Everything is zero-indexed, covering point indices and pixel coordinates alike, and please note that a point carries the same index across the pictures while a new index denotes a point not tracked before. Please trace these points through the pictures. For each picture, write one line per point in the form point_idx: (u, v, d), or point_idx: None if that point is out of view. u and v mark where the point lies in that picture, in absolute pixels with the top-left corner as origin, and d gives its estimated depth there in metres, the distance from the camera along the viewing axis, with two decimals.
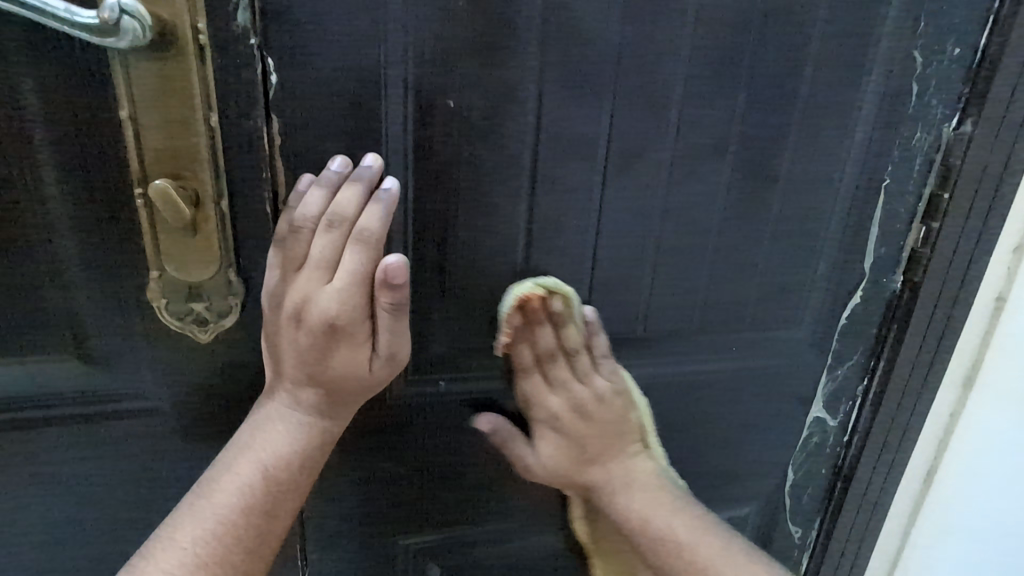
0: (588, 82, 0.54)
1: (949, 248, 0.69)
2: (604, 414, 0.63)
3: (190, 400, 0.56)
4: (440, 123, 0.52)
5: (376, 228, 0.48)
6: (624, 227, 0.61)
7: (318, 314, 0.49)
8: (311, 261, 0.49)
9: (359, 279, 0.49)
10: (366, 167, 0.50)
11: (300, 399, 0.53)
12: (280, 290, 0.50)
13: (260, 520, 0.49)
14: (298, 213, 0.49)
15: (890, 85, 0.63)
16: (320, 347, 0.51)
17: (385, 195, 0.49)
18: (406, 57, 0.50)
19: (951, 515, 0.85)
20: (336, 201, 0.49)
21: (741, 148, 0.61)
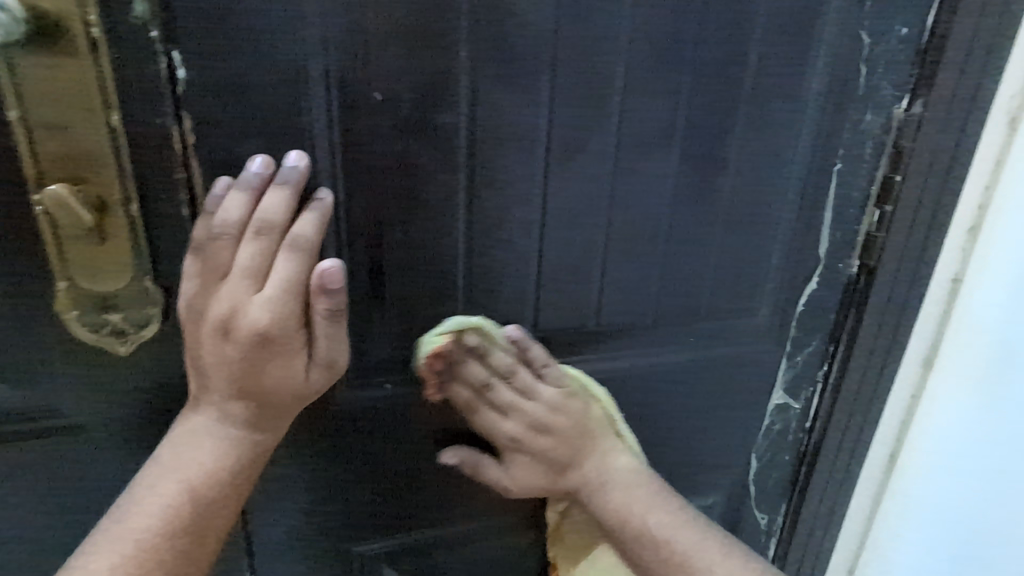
0: (524, 71, 0.52)
1: (903, 231, 0.69)
2: (566, 421, 0.63)
3: (121, 413, 0.54)
4: (368, 118, 0.50)
5: (310, 235, 0.49)
6: (570, 220, 0.59)
7: (248, 325, 0.49)
8: (235, 271, 0.48)
9: (292, 287, 0.49)
10: (290, 166, 0.49)
11: (230, 412, 0.52)
12: (202, 301, 0.49)
13: (186, 540, 0.50)
14: (219, 218, 0.47)
15: (839, 67, 0.61)
16: (251, 360, 0.50)
17: (320, 204, 0.50)
18: (326, 48, 0.47)
19: (914, 501, 0.84)
20: (262, 207, 0.47)
21: (689, 136, 0.60)
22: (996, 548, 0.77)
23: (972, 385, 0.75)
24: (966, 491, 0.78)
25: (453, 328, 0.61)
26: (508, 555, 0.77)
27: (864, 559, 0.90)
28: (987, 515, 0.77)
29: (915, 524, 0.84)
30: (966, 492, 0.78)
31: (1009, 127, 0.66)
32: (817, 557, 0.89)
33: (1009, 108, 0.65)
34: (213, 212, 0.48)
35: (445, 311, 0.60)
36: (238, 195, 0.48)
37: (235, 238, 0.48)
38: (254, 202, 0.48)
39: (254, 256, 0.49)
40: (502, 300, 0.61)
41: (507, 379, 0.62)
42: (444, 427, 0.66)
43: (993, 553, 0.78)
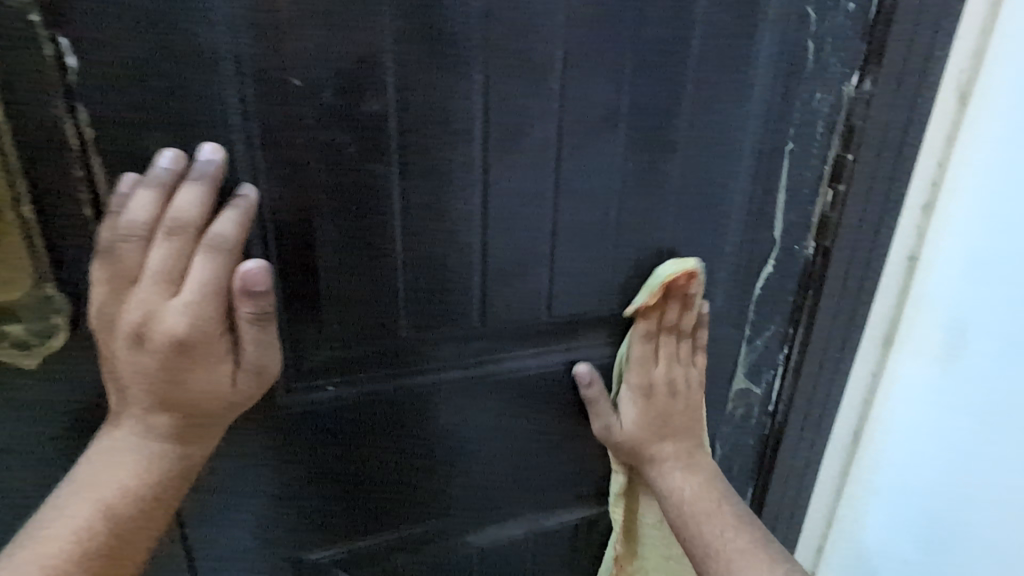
0: (453, 54, 0.49)
1: (858, 211, 0.67)
2: (683, 397, 0.67)
3: (63, 413, 0.54)
4: (286, 106, 0.47)
5: (230, 234, 0.46)
6: (513, 212, 0.57)
7: (165, 332, 0.46)
8: (148, 274, 0.46)
9: (211, 290, 0.46)
10: (203, 160, 0.46)
11: (154, 424, 0.50)
12: (114, 308, 0.47)
13: (104, 560, 0.48)
14: (125, 217, 0.45)
15: (785, 44, 0.59)
16: (171, 369, 0.48)
17: (243, 201, 0.48)
18: (234, 34, 0.44)
19: (884, 487, 0.82)
20: (174, 205, 0.45)
21: (634, 117, 0.58)
22: (962, 545, 0.74)
23: (930, 366, 0.73)
24: (927, 466, 0.76)
25: (398, 325, 0.59)
26: (473, 550, 0.76)
27: (834, 536, 0.90)
28: (951, 509, 0.74)
29: (884, 512, 0.83)
30: (927, 467, 0.76)
31: (959, 103, 0.65)
32: (785, 540, 0.88)
33: (958, 83, 0.64)
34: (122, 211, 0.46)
35: (388, 307, 0.58)
36: (145, 192, 0.45)
37: (146, 240, 0.46)
38: (165, 200, 0.46)
39: (169, 258, 0.46)
40: (447, 294, 0.59)
41: (686, 339, 0.66)
42: (398, 427, 0.65)
43: (959, 549, 0.74)
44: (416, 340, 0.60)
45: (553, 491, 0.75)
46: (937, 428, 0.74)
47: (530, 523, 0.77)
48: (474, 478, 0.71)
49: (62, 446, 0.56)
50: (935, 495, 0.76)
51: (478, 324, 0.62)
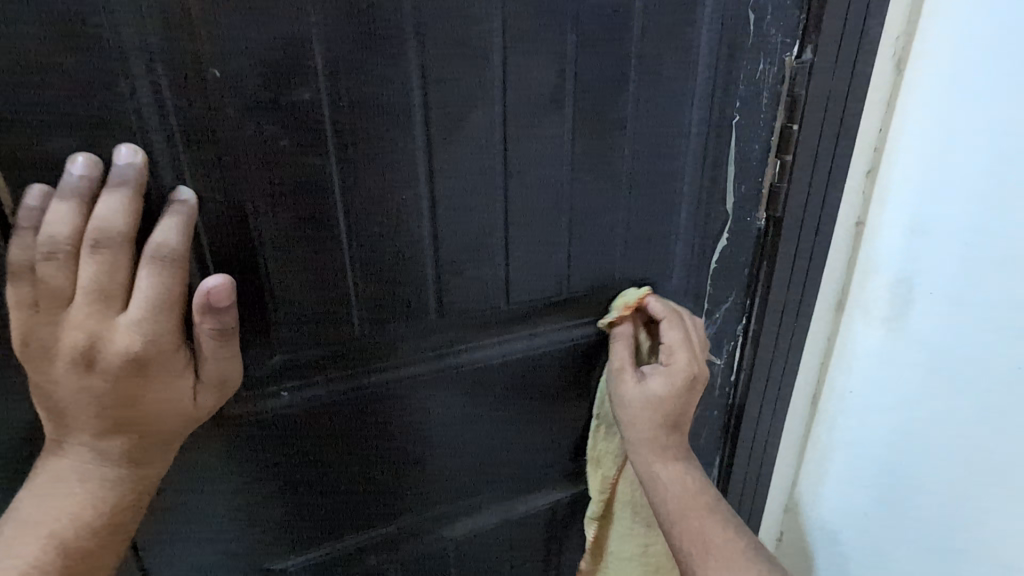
0: (385, 37, 0.47)
1: (805, 180, 0.68)
2: (688, 392, 0.66)
3: None
4: (209, 100, 0.44)
5: (174, 242, 0.44)
6: (462, 199, 0.56)
7: (113, 352, 0.44)
8: (82, 293, 0.43)
9: (159, 303, 0.44)
10: (122, 163, 0.43)
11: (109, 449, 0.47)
12: (46, 332, 0.44)
13: None
14: (44, 232, 0.42)
15: (727, 16, 0.59)
16: (117, 389, 0.45)
17: (181, 206, 0.46)
18: (142, 24, 0.41)
19: (843, 444, 0.85)
20: (100, 216, 0.43)
21: (581, 96, 0.56)
22: (912, 495, 0.78)
23: (879, 328, 0.76)
24: (880, 423, 0.79)
25: (351, 324, 0.57)
26: (449, 542, 0.75)
27: (800, 492, 0.94)
28: (903, 462, 0.78)
29: (843, 468, 0.86)
30: (880, 424, 0.79)
31: (896, 69, 0.66)
32: (752, 502, 0.92)
33: (895, 49, 0.65)
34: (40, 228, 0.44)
35: (340, 305, 0.56)
36: (63, 204, 0.43)
37: (73, 256, 0.43)
38: (85, 210, 0.43)
39: (105, 273, 0.43)
40: (400, 289, 0.57)
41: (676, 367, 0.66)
42: (359, 427, 0.63)
43: (909, 499, 0.78)
44: (375, 334, 0.59)
45: (526, 476, 0.75)
46: (890, 386, 0.77)
47: (505, 509, 0.77)
48: (444, 471, 0.70)
49: None
50: (888, 449, 0.79)
51: (434, 317, 0.60)
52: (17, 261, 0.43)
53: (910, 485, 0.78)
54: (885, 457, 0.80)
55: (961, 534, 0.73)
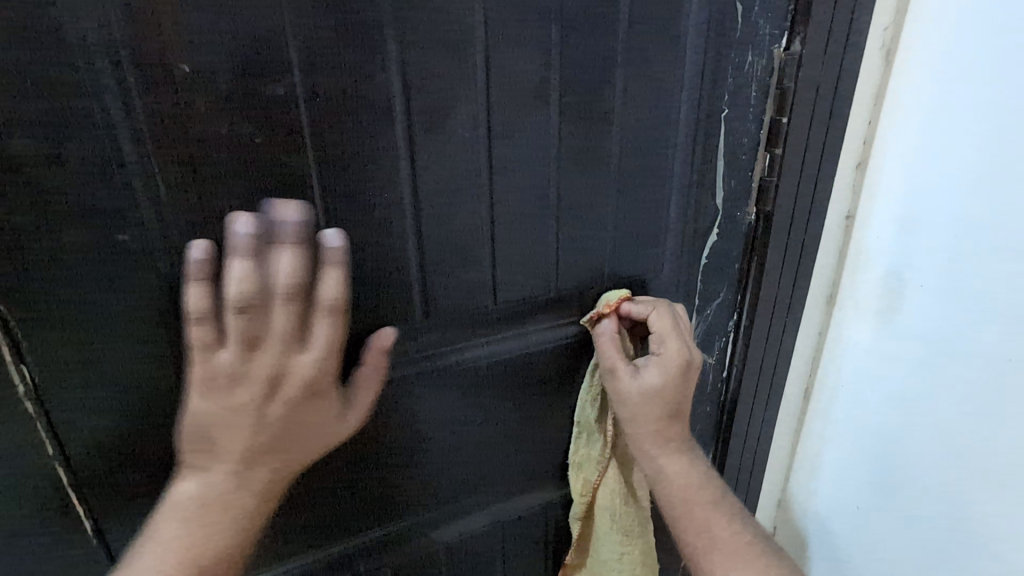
0: (362, 30, 0.45)
1: (794, 174, 0.67)
2: (683, 377, 0.65)
3: None
4: (178, 96, 0.42)
5: (341, 293, 0.47)
6: (447, 197, 0.54)
7: (293, 387, 0.48)
8: (272, 341, 0.46)
9: (336, 346, 0.49)
10: (289, 220, 0.46)
11: (212, 486, 0.49)
12: (230, 376, 0.46)
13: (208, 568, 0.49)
14: (229, 290, 0.43)
15: (714, 8, 0.58)
16: (256, 428, 0.48)
17: (329, 249, 0.47)
18: (104, 16, 0.39)
19: (836, 439, 0.85)
20: (282, 273, 0.45)
21: (566, 91, 0.55)
22: (905, 488, 0.78)
23: (871, 322, 0.75)
24: (874, 418, 0.79)
25: None
26: (440, 546, 0.74)
27: (793, 487, 0.94)
28: (896, 455, 0.77)
29: (836, 462, 0.86)
30: (874, 418, 0.79)
31: (884, 61, 0.65)
32: (746, 498, 0.91)
33: (883, 41, 0.64)
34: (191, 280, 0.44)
35: None
36: (239, 261, 0.43)
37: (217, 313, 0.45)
38: (257, 265, 0.44)
39: (292, 322, 0.46)
40: (384, 289, 0.56)
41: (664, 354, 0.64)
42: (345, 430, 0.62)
43: (902, 492, 0.78)
44: (361, 337, 0.57)
45: (517, 478, 0.74)
46: (882, 380, 0.76)
47: (497, 510, 0.76)
48: (433, 474, 0.69)
49: None
50: (882, 443, 0.79)
51: (421, 317, 0.59)
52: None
53: (904, 479, 0.77)
54: (880, 452, 0.79)
55: (953, 526, 0.73)
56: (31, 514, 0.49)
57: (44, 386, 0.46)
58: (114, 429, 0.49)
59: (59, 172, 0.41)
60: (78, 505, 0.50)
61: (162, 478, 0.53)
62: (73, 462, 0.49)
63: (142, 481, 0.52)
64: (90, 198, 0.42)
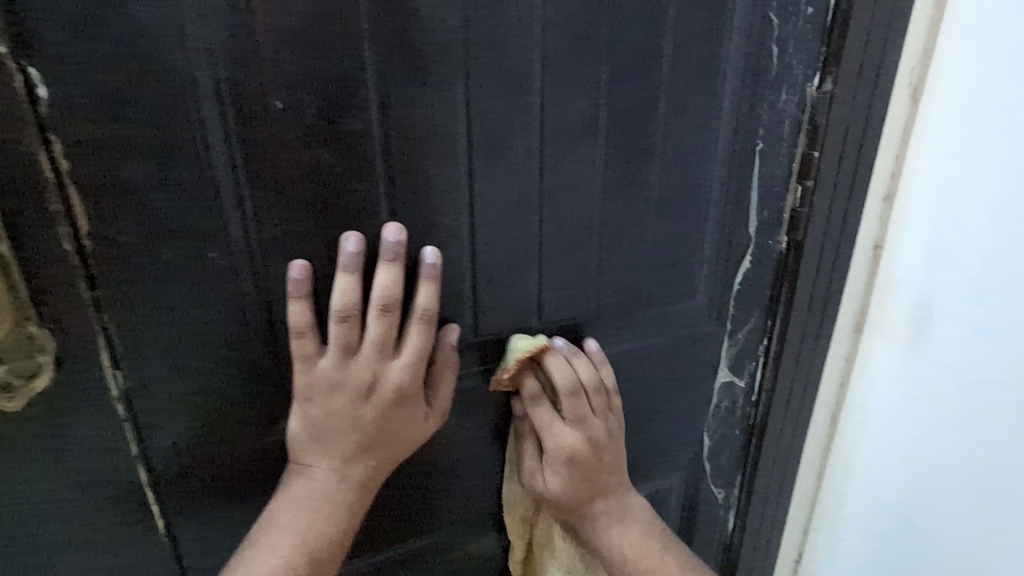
0: (432, 71, 0.50)
1: (826, 206, 0.69)
2: (594, 453, 0.66)
3: (39, 465, 0.49)
4: (269, 128, 0.46)
5: (432, 303, 0.54)
6: (501, 221, 0.58)
7: (388, 389, 0.55)
8: (371, 347, 0.53)
9: (423, 351, 0.55)
10: (387, 239, 0.51)
11: (319, 478, 0.55)
12: (336, 379, 0.53)
13: (329, 539, 0.56)
14: (336, 304, 0.51)
15: (749, 50, 0.62)
16: (357, 424, 0.55)
17: (427, 267, 0.54)
18: (212, 57, 0.43)
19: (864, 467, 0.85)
20: (383, 288, 0.51)
21: (613, 125, 0.59)
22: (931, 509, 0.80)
23: (901, 352, 0.76)
24: (903, 443, 0.80)
25: None
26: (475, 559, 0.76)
27: (818, 519, 0.92)
28: (930, 478, 0.79)
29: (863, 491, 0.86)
30: (903, 443, 0.80)
31: (911, 99, 0.66)
32: (775, 525, 0.91)
33: (911, 80, 0.65)
34: (292, 297, 0.50)
35: None
36: (347, 277, 0.51)
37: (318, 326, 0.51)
38: (358, 280, 0.51)
39: (388, 330, 0.53)
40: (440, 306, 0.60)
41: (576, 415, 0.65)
42: None
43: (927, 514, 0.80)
44: None
45: None
46: (911, 407, 0.77)
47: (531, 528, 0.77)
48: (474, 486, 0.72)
49: (39, 506, 0.51)
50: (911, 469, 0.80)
51: (470, 335, 0.63)
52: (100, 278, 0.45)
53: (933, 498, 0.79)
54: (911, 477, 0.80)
55: (976, 539, 0.77)
56: (113, 511, 0.53)
57: (135, 392, 0.50)
58: (191, 432, 0.53)
59: (165, 195, 0.45)
60: (154, 504, 0.54)
61: (231, 480, 0.56)
62: (153, 462, 0.52)
63: (212, 483, 0.55)
64: (190, 220, 0.46)
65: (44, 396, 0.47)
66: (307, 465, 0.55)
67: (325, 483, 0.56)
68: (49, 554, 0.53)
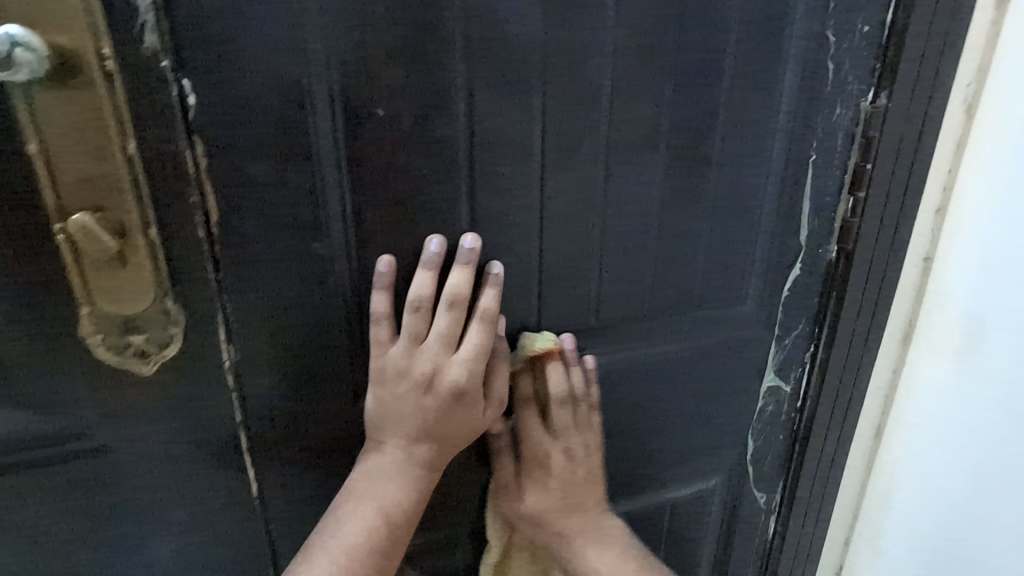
0: (513, 84, 0.54)
1: (878, 217, 0.71)
2: (568, 463, 0.73)
3: (160, 425, 0.56)
4: (372, 133, 0.52)
5: (494, 305, 0.58)
6: (568, 222, 0.62)
7: (448, 382, 0.58)
8: (436, 340, 0.57)
9: (484, 350, 0.59)
10: (463, 246, 0.57)
11: (389, 455, 0.60)
12: (404, 366, 0.58)
13: (404, 508, 0.61)
14: (410, 297, 0.56)
15: (807, 66, 0.64)
16: (418, 411, 0.59)
17: (494, 276, 0.59)
18: (330, 70, 0.48)
19: (911, 477, 0.85)
20: (452, 287, 0.56)
21: (674, 136, 0.63)
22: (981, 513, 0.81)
23: (949, 364, 0.78)
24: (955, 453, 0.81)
25: None
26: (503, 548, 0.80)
27: (859, 530, 0.92)
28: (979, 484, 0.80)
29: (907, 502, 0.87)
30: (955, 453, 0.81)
31: (966, 114, 0.68)
32: (816, 532, 0.92)
33: (966, 96, 0.67)
34: (375, 288, 0.56)
35: None
36: (424, 274, 0.56)
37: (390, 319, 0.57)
38: (433, 278, 0.57)
39: (453, 325, 0.57)
40: (507, 299, 0.65)
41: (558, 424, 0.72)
42: None
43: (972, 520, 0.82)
44: None
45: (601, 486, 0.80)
46: (955, 418, 0.79)
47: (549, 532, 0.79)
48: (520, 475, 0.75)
49: (156, 462, 0.58)
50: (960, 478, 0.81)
51: (533, 327, 0.67)
52: (223, 262, 0.52)
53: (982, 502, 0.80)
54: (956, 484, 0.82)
55: None
56: (215, 469, 0.59)
57: (243, 365, 0.56)
58: (287, 403, 0.59)
59: (283, 190, 0.51)
60: (249, 467, 0.60)
61: (317, 449, 0.62)
62: (253, 429, 0.59)
63: (299, 452, 0.61)
64: (300, 213, 0.52)
65: (168, 364, 0.54)
66: (386, 443, 0.60)
67: (394, 459, 0.60)
68: (158, 508, 0.60)
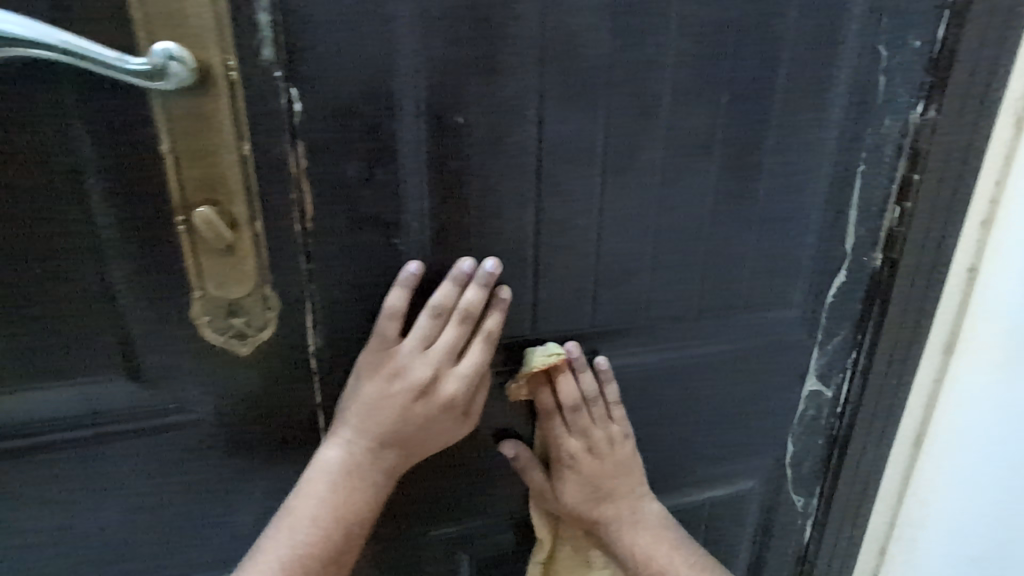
0: (580, 93, 0.58)
1: (924, 226, 0.73)
2: (597, 458, 0.75)
3: (250, 401, 0.62)
4: (451, 138, 0.56)
5: (496, 330, 0.62)
6: (624, 225, 0.66)
7: (438, 391, 0.60)
8: (435, 348, 0.60)
9: (479, 369, 0.61)
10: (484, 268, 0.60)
11: (354, 455, 0.61)
12: (399, 367, 0.59)
13: (360, 508, 0.62)
14: (430, 304, 0.59)
15: (859, 79, 0.66)
16: (403, 414, 0.60)
17: (501, 301, 0.62)
18: (418, 80, 0.53)
19: (954, 484, 0.86)
20: (466, 302, 0.59)
21: (727, 145, 0.66)
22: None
23: (993, 373, 0.79)
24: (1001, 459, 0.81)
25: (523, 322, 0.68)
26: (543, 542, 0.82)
27: (897, 537, 0.92)
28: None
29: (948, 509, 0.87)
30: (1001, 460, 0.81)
31: (1016, 127, 0.69)
32: (853, 537, 0.93)
33: (1016, 108, 0.68)
34: (395, 286, 0.59)
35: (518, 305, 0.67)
36: (448, 285, 0.59)
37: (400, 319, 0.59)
38: (450, 290, 0.60)
39: (455, 338, 0.60)
40: (564, 297, 0.68)
41: (582, 421, 0.73)
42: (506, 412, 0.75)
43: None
44: (535, 347, 0.70)
45: None
46: (1003, 426, 0.80)
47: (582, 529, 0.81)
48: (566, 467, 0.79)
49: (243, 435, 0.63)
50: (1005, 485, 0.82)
51: (587, 325, 0.71)
52: (314, 254, 0.57)
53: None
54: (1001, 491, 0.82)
55: None
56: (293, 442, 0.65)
57: (327, 348, 0.61)
58: None
59: (370, 189, 0.56)
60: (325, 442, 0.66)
61: None
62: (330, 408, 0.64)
63: None
64: (383, 211, 0.57)
65: (261, 345, 0.59)
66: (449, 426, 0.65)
67: (358, 460, 0.61)
68: (241, 477, 0.65)
